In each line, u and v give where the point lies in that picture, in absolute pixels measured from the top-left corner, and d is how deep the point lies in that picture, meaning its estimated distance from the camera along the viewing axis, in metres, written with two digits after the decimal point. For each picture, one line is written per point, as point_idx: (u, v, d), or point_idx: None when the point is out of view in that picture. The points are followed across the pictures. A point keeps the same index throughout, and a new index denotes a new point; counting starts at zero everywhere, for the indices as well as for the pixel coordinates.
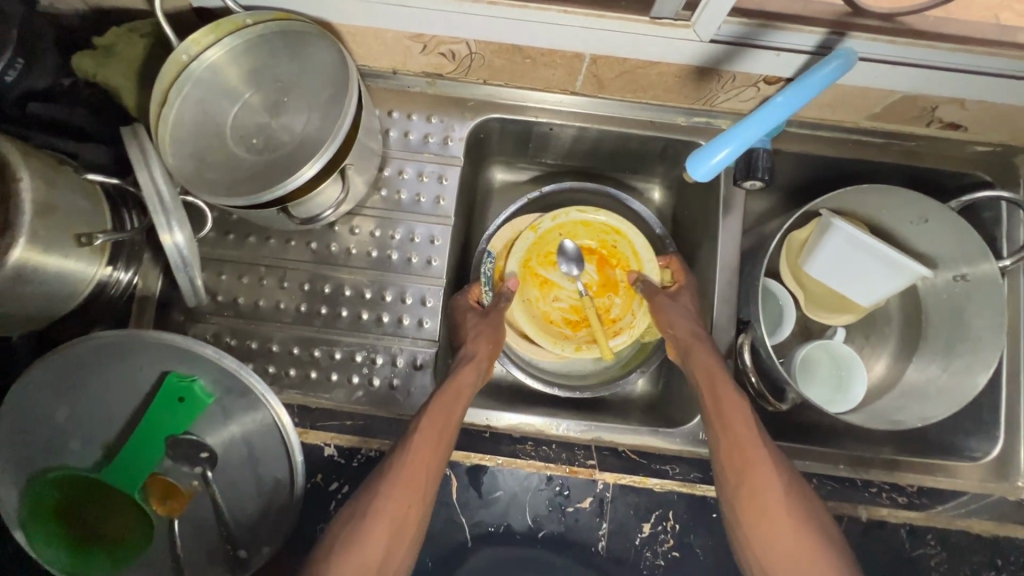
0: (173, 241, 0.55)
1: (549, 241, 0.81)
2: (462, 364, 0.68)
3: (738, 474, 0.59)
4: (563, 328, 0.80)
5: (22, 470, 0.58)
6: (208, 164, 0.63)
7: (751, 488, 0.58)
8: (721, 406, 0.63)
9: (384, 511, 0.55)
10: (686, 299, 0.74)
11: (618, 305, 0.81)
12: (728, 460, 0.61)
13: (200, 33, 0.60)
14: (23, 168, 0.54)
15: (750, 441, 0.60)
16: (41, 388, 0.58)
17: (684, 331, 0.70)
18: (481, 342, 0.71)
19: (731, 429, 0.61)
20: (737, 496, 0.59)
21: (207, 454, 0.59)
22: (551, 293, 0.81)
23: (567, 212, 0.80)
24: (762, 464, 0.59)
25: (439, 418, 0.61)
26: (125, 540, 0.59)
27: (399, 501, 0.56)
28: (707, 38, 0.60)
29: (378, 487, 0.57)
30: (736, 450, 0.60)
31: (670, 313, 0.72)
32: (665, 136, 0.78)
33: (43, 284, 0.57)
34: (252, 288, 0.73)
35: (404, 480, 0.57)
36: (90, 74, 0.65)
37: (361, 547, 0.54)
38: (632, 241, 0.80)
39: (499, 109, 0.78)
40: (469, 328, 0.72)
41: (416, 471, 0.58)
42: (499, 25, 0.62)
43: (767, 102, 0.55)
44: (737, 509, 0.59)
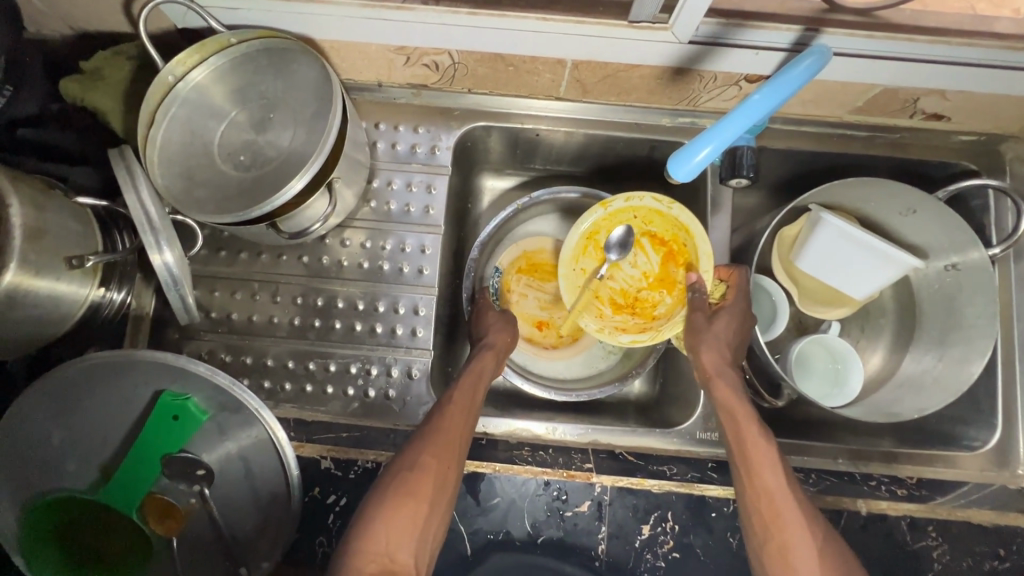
0: (162, 260, 0.55)
1: (620, 220, 0.76)
2: (481, 352, 0.69)
3: (766, 527, 0.55)
4: (605, 306, 0.78)
5: (19, 493, 0.58)
6: (197, 182, 0.63)
7: (779, 542, 0.54)
8: (749, 447, 0.59)
9: (429, 466, 0.57)
10: (722, 324, 0.67)
11: (666, 304, 0.76)
12: (756, 512, 0.56)
13: (184, 53, 0.61)
14: (12, 193, 0.54)
15: (779, 484, 0.56)
16: (38, 411, 0.58)
17: (712, 361, 0.65)
18: (499, 333, 0.73)
19: (758, 478, 0.57)
20: (765, 552, 0.55)
21: (204, 472, 0.59)
22: (613, 275, 0.79)
23: (644, 199, 0.74)
24: (792, 512, 0.55)
25: (466, 400, 0.62)
26: (125, 561, 0.59)
27: (438, 455, 0.57)
28: (685, 39, 0.61)
29: (412, 452, 0.58)
30: (764, 501, 0.56)
31: (699, 337, 0.66)
32: (651, 138, 0.79)
33: (36, 307, 0.57)
34: (245, 303, 0.74)
35: (441, 440, 0.58)
36: (76, 98, 0.66)
37: (408, 497, 0.55)
38: (696, 245, 0.72)
39: (486, 117, 0.79)
40: (489, 322, 0.74)
41: (450, 442, 0.58)
42: (480, 34, 0.63)
43: (743, 101, 0.56)
44: (763, 560, 0.55)
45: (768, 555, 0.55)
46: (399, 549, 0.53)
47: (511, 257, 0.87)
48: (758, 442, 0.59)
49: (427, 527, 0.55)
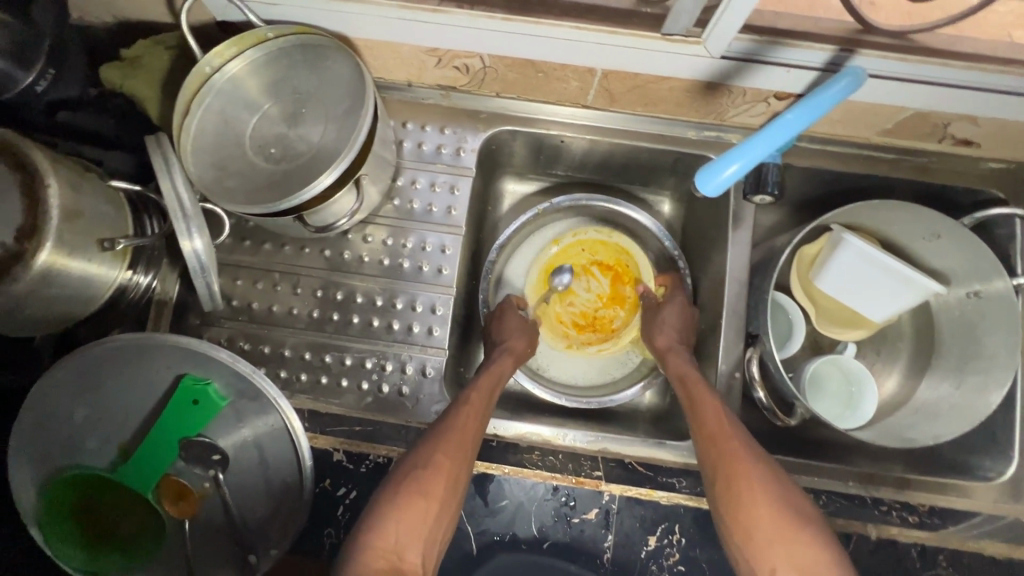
0: (192, 247, 0.56)
1: (571, 253, 0.86)
2: (501, 355, 0.72)
3: (726, 483, 0.59)
4: (569, 329, 0.85)
5: (41, 466, 0.60)
6: (227, 172, 0.65)
7: (728, 482, 0.59)
8: (696, 402, 0.66)
9: (442, 466, 0.58)
10: (670, 316, 0.77)
11: (621, 318, 0.85)
12: (715, 471, 0.60)
13: (223, 45, 0.62)
14: (51, 174, 0.55)
15: (726, 431, 0.62)
16: (62, 388, 0.59)
17: (664, 339, 0.76)
18: (518, 337, 0.75)
19: (712, 436, 0.62)
20: (723, 499, 0.59)
21: (219, 457, 0.60)
22: (569, 299, 0.85)
23: (589, 232, 0.87)
24: (742, 456, 0.60)
25: (482, 399, 0.64)
26: (139, 542, 0.60)
27: (450, 454, 0.58)
28: (717, 54, 0.61)
29: (428, 446, 0.59)
30: (716, 451, 0.61)
31: (652, 328, 0.78)
32: (675, 149, 0.79)
33: (66, 287, 0.58)
34: (266, 293, 0.75)
35: (453, 437, 0.60)
36: (116, 84, 0.68)
37: (420, 494, 0.55)
38: (637, 263, 0.86)
39: (513, 120, 0.79)
40: (510, 324, 0.76)
41: (466, 430, 0.61)
42: (512, 40, 0.64)
43: (774, 122, 0.59)
44: (726, 515, 0.58)
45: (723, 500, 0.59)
46: (408, 547, 0.53)
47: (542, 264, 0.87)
48: (709, 400, 0.66)
49: (436, 523, 0.55)
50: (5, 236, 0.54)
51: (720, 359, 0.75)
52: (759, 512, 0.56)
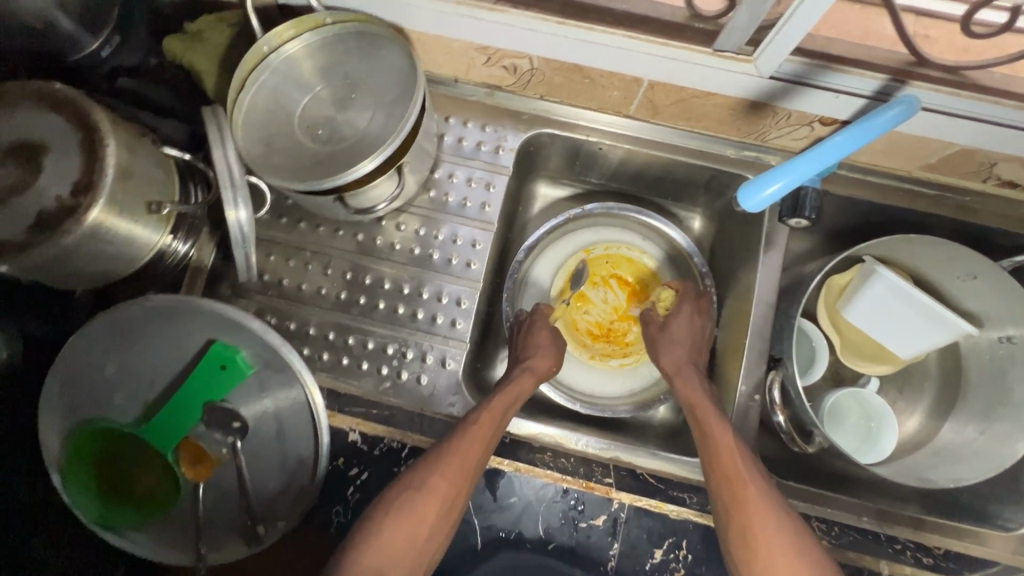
0: (236, 218, 0.58)
1: (599, 264, 0.89)
2: (521, 373, 0.71)
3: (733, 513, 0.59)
4: (584, 337, 0.87)
5: (69, 416, 0.61)
6: (274, 149, 0.66)
7: (742, 525, 0.57)
8: (711, 434, 0.64)
9: (437, 488, 0.58)
10: (676, 327, 0.78)
11: (634, 333, 0.87)
12: (721, 498, 0.60)
13: (282, 26, 0.64)
14: (110, 134, 0.57)
15: (742, 469, 0.60)
16: (98, 342, 0.61)
17: (673, 361, 0.75)
18: (543, 358, 0.74)
19: (720, 460, 0.62)
20: (734, 539, 0.58)
21: (240, 425, 0.61)
22: (587, 308, 0.88)
23: (621, 247, 0.89)
24: (758, 497, 0.58)
25: (492, 420, 0.63)
26: (154, 500, 0.62)
27: (448, 478, 0.58)
28: (767, 75, 0.62)
29: (426, 467, 0.59)
30: (724, 475, 0.61)
31: (660, 345, 0.77)
32: (712, 166, 0.79)
33: (110, 245, 0.60)
34: (297, 271, 0.76)
35: (451, 461, 0.59)
36: (177, 55, 0.69)
37: (410, 516, 0.57)
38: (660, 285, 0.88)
39: (556, 123, 0.80)
40: (542, 343, 0.76)
41: (468, 456, 0.60)
42: (564, 44, 0.65)
43: (822, 142, 0.61)
44: (731, 544, 0.58)
45: (734, 540, 0.58)
46: (392, 567, 0.55)
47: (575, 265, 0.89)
48: (723, 432, 0.64)
49: (423, 547, 0.57)
50: (62, 190, 0.56)
51: (741, 380, 0.75)
52: (773, 557, 0.56)
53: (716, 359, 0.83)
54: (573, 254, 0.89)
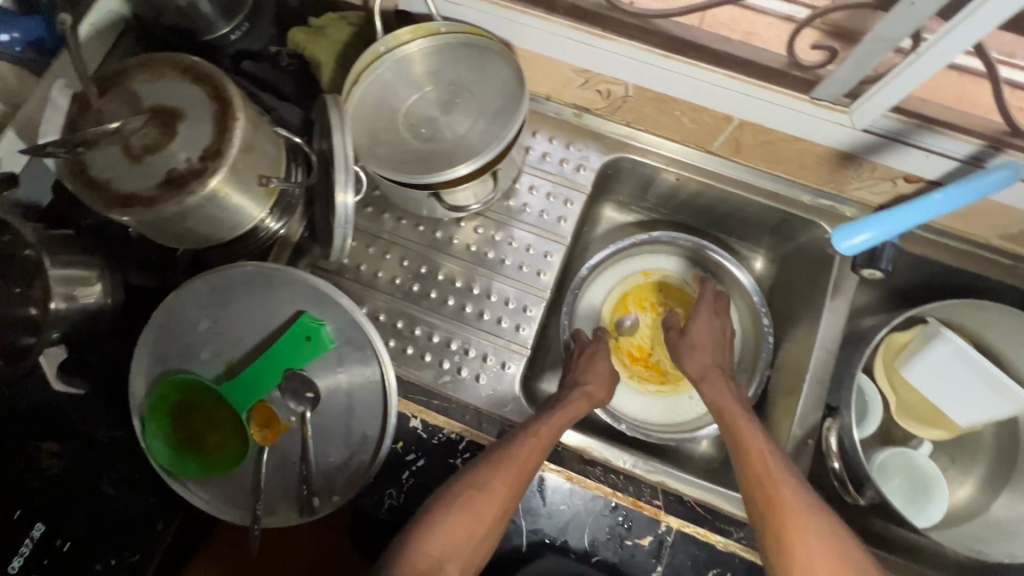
0: (343, 200, 0.61)
1: (652, 290, 0.90)
2: (576, 393, 0.73)
3: (768, 503, 0.60)
4: (625, 357, 0.88)
5: (158, 366, 0.65)
6: (379, 141, 0.71)
7: (777, 525, 0.59)
8: (741, 436, 0.66)
9: (496, 492, 0.60)
10: (696, 334, 0.80)
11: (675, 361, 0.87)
12: (756, 489, 0.62)
13: (400, 30, 0.69)
14: (240, 109, 0.62)
15: (773, 467, 0.62)
16: (197, 299, 0.65)
17: (697, 367, 0.77)
18: (600, 386, 0.76)
19: (750, 453, 0.64)
20: (768, 531, 0.59)
21: (312, 395, 0.64)
22: (632, 330, 0.89)
23: (678, 279, 0.90)
24: (793, 493, 0.60)
25: (548, 434, 0.65)
26: (220, 456, 0.64)
27: (506, 482, 0.60)
28: (860, 126, 0.63)
29: (488, 467, 0.61)
30: (759, 467, 0.62)
31: (682, 351, 0.79)
32: (786, 210, 0.81)
33: (220, 210, 0.64)
34: (375, 259, 0.80)
35: (512, 466, 0.61)
36: (300, 45, 0.75)
37: (470, 516, 0.58)
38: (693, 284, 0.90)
39: (637, 148, 0.82)
40: (599, 370, 0.77)
41: (529, 462, 0.62)
42: (664, 76, 0.68)
43: (924, 198, 0.64)
44: (766, 537, 0.59)
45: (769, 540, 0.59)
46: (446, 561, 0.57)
47: (628, 287, 0.91)
48: (755, 432, 0.66)
49: (475, 546, 0.59)
50: (191, 154, 0.60)
51: (796, 423, 0.75)
52: (809, 555, 0.56)
53: (767, 399, 0.83)
54: (629, 275, 0.91)
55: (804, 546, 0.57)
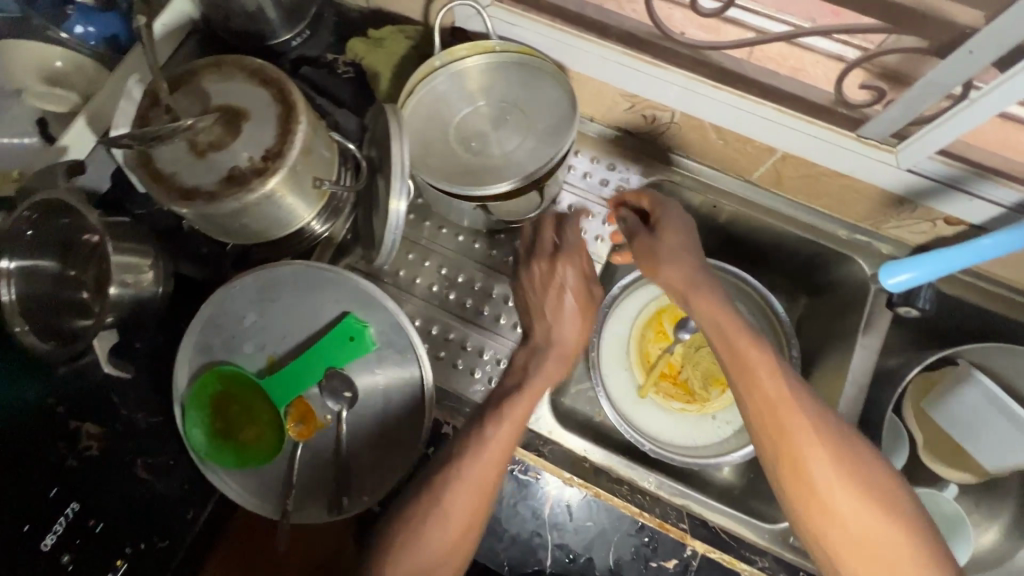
0: (397, 208, 0.64)
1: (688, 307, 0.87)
2: (547, 350, 0.68)
3: (779, 450, 0.55)
4: (653, 372, 0.85)
5: (202, 356, 0.66)
6: (431, 152, 0.73)
7: (796, 467, 0.54)
8: (743, 366, 0.58)
9: (473, 482, 0.58)
10: (671, 234, 0.68)
11: (704, 382, 0.84)
12: (766, 433, 0.56)
13: (457, 47, 0.72)
14: (303, 114, 0.64)
15: (784, 405, 0.55)
16: (246, 292, 0.66)
17: (676, 280, 0.65)
18: (570, 328, 0.69)
19: (755, 390, 0.57)
20: (784, 477, 0.55)
21: (350, 396, 0.65)
22: (664, 342, 0.86)
23: None
24: (807, 434, 0.54)
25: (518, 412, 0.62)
26: (255, 449, 0.65)
27: (485, 471, 0.58)
28: (905, 166, 0.65)
29: (468, 456, 0.59)
30: (766, 411, 0.56)
31: (656, 256, 0.67)
32: (824, 244, 0.81)
33: (275, 209, 0.66)
34: (414, 264, 0.81)
35: (492, 451, 0.59)
36: (359, 55, 0.78)
37: (456, 511, 0.57)
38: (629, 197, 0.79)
39: (677, 173, 0.84)
40: (568, 306, 0.69)
41: (503, 446, 0.59)
42: (712, 106, 0.70)
43: (969, 244, 0.63)
44: (783, 485, 0.55)
45: (790, 485, 0.54)
46: (443, 547, 0.56)
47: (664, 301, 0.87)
48: (759, 361, 0.58)
49: (464, 528, 0.57)
50: (254, 154, 0.62)
51: None
52: (836, 494, 0.52)
53: None
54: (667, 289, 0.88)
55: (823, 493, 0.53)
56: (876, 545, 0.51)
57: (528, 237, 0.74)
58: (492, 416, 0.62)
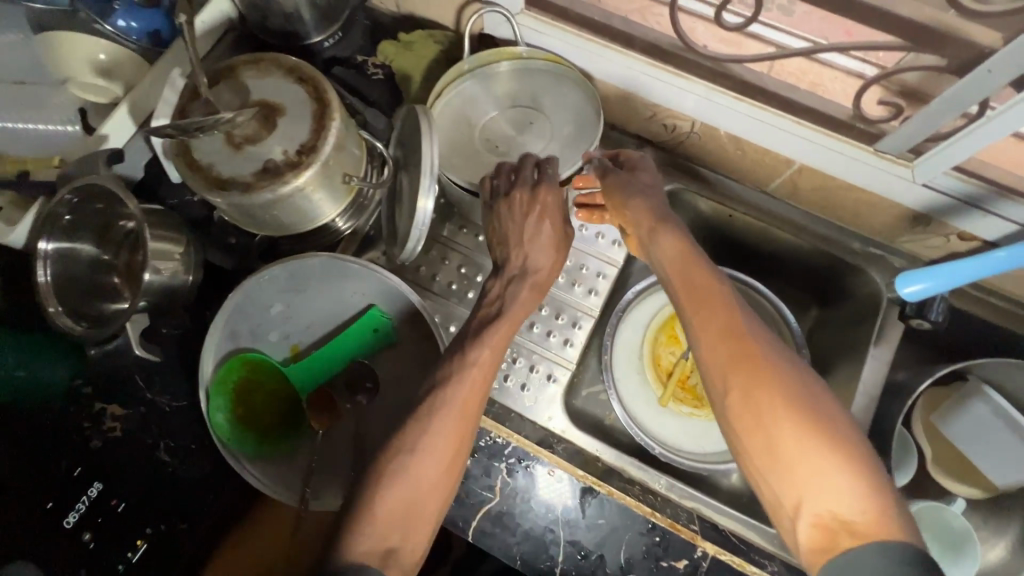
0: (423, 206, 0.66)
1: None
2: (523, 280, 0.68)
3: (728, 381, 0.54)
4: (663, 376, 0.85)
5: (228, 343, 0.68)
6: (457, 152, 0.77)
7: (745, 398, 0.52)
8: (700, 301, 0.58)
9: (456, 405, 0.58)
10: (643, 176, 0.70)
11: None
12: (717, 365, 0.55)
13: (486, 52, 0.75)
14: (337, 111, 0.66)
15: (736, 335, 0.55)
16: (274, 282, 0.67)
17: (642, 221, 0.66)
18: (543, 256, 0.69)
19: (708, 321, 0.56)
20: (732, 410, 0.53)
21: (371, 386, 0.68)
22: (675, 348, 0.86)
23: None
24: (756, 366, 0.53)
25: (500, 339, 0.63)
26: (276, 435, 0.67)
27: (473, 392, 0.59)
28: (920, 180, 0.67)
29: (450, 382, 0.59)
30: (717, 341, 0.55)
31: (625, 196, 0.68)
32: (838, 255, 0.82)
33: (305, 202, 0.68)
34: (434, 262, 0.83)
35: (474, 373, 0.60)
36: (389, 58, 0.81)
37: (441, 436, 0.56)
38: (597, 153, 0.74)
39: (694, 182, 0.85)
40: (541, 237, 0.68)
41: (481, 373, 0.60)
42: (731, 116, 0.72)
43: (984, 256, 0.65)
44: (731, 420, 0.53)
45: (737, 417, 0.53)
46: (419, 469, 0.55)
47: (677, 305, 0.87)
48: (716, 296, 0.57)
49: (434, 453, 0.55)
50: (289, 148, 0.64)
51: None
52: (776, 419, 0.51)
53: None
54: None
55: (769, 425, 0.51)
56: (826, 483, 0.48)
57: (507, 170, 0.70)
58: (473, 342, 0.63)
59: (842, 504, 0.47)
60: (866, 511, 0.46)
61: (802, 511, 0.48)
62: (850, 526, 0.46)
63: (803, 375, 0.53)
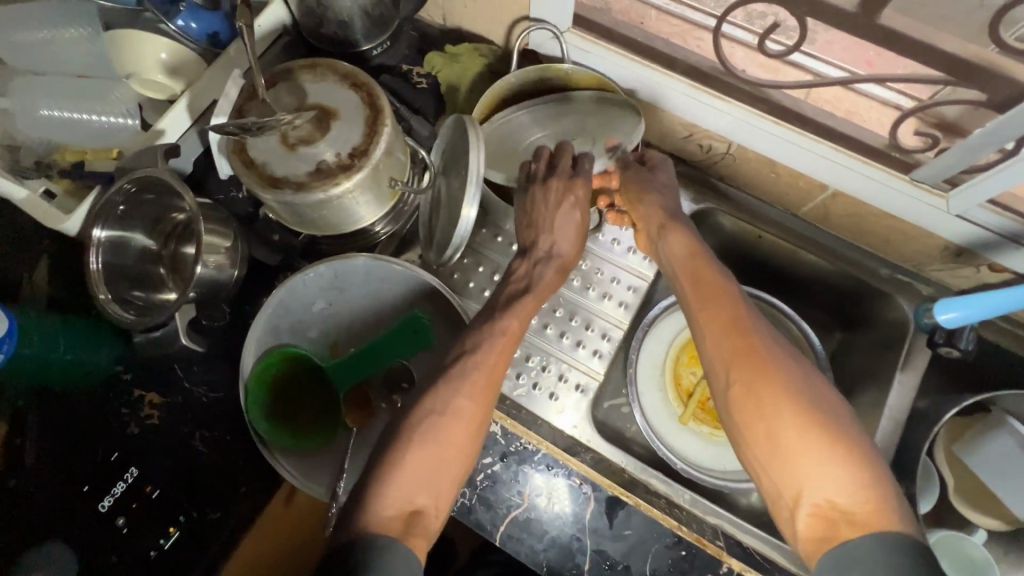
0: (466, 215, 0.67)
1: None
2: (550, 261, 0.71)
3: (731, 371, 0.56)
4: (684, 396, 0.84)
5: (268, 339, 0.69)
6: (501, 162, 0.80)
7: (748, 389, 0.55)
8: (709, 296, 0.61)
9: (486, 365, 0.60)
10: (661, 175, 0.74)
11: None
12: (721, 355, 0.58)
13: (532, 68, 0.78)
14: (389, 118, 0.68)
15: (742, 327, 0.58)
16: (318, 280, 0.70)
17: (655, 219, 0.70)
18: (569, 242, 0.72)
19: (714, 313, 0.60)
20: (734, 400, 0.56)
21: (407, 386, 0.70)
22: (697, 367, 0.85)
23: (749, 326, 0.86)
24: (760, 356, 0.56)
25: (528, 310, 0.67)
26: (312, 431, 0.68)
27: (501, 353, 0.62)
28: (955, 213, 0.68)
29: (482, 344, 0.62)
30: (722, 333, 0.58)
31: (643, 191, 0.72)
32: (866, 280, 0.84)
33: (352, 204, 0.70)
34: (468, 268, 0.84)
35: (507, 340, 0.63)
36: (435, 69, 0.84)
37: (466, 395, 0.57)
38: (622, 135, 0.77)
39: (722, 201, 0.87)
40: (570, 222, 0.71)
41: (513, 337, 0.64)
42: (768, 140, 0.74)
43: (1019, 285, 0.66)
44: (732, 411, 0.56)
45: (738, 407, 0.55)
46: (443, 429, 0.55)
47: None
48: (723, 291, 0.61)
49: (464, 411, 0.57)
50: (341, 151, 0.66)
51: None
52: (777, 409, 0.53)
53: None
54: None
55: (770, 415, 0.53)
56: (822, 471, 0.50)
57: (547, 156, 0.74)
58: (505, 310, 0.66)
59: (840, 493, 0.49)
60: (864, 500, 0.48)
61: (801, 499, 0.51)
62: (847, 513, 0.48)
63: (805, 368, 0.56)
